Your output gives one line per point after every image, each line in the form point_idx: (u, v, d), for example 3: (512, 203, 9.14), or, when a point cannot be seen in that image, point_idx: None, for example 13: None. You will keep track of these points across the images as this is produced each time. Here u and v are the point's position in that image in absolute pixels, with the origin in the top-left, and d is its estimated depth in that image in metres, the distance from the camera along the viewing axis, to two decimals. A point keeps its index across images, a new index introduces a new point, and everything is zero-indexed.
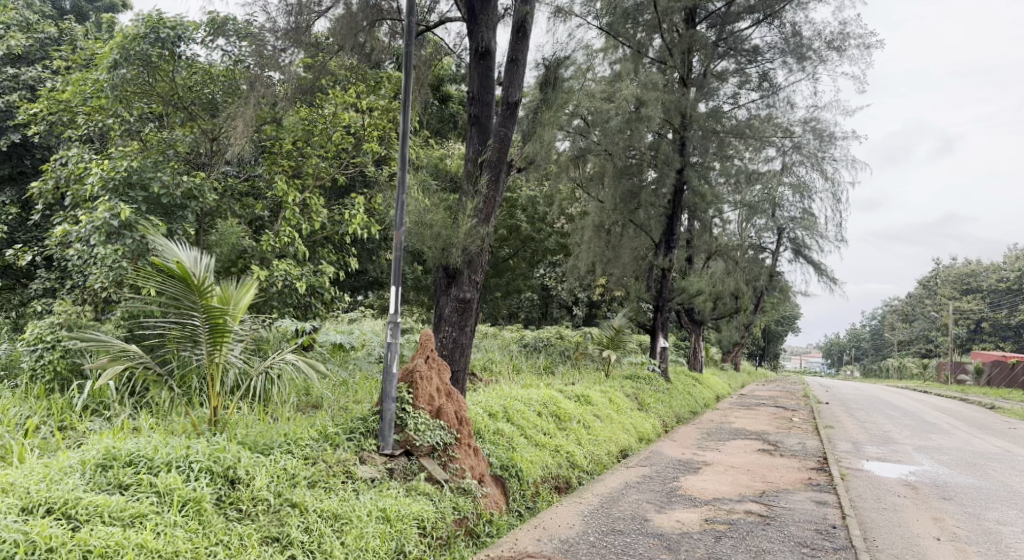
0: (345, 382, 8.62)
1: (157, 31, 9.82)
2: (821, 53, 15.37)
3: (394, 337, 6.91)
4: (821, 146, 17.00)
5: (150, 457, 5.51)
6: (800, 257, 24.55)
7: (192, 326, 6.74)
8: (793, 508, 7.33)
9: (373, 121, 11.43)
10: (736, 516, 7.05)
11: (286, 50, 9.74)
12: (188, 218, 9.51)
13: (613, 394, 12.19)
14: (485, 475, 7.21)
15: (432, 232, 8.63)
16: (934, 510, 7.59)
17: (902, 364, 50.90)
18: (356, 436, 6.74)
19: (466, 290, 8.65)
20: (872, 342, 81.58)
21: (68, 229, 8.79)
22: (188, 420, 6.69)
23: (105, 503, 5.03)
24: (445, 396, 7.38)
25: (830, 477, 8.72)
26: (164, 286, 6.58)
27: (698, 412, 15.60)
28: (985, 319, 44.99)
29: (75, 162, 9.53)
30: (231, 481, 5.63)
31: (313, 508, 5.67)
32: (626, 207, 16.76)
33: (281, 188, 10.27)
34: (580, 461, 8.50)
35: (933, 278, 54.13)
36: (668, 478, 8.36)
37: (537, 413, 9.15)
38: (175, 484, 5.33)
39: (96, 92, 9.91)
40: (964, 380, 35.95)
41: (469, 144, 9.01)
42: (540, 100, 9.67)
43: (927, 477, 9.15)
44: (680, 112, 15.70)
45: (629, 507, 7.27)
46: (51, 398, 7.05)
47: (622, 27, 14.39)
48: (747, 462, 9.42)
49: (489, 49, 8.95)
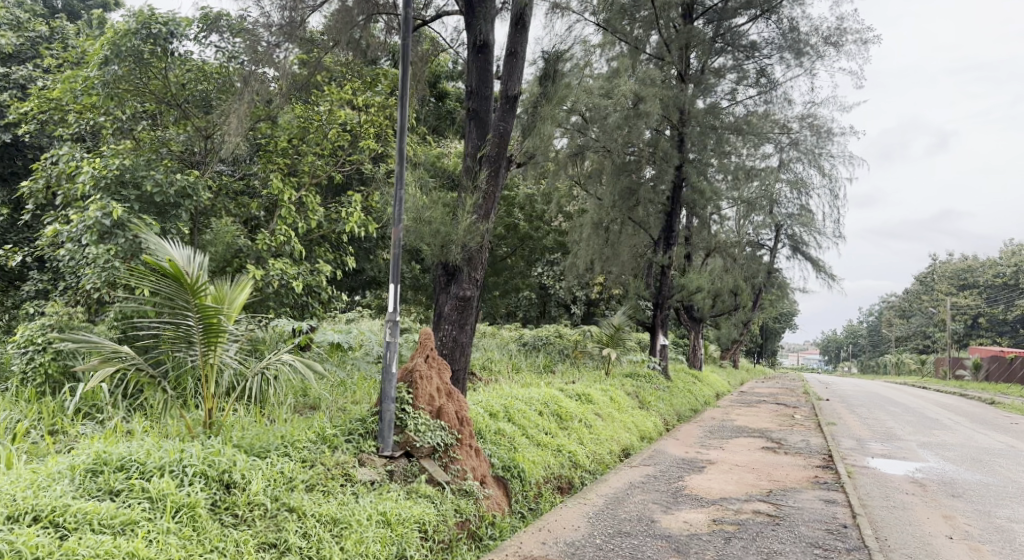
0: (344, 382, 8.47)
1: (149, 27, 9.59)
2: (818, 49, 15.20)
3: (393, 335, 6.77)
4: (819, 142, 16.96)
5: (142, 461, 5.37)
6: (798, 254, 24.43)
7: (186, 327, 6.58)
8: (802, 507, 7.19)
9: (370, 117, 11.24)
10: (744, 516, 6.91)
11: (281, 46, 9.55)
12: (182, 217, 9.33)
13: (614, 392, 12.06)
14: (487, 477, 7.05)
15: (430, 228, 8.47)
16: (944, 508, 7.46)
17: (900, 361, 50.78)
18: (355, 438, 6.59)
19: (466, 288, 8.50)
20: (869, 338, 81.60)
21: (58, 229, 8.60)
22: (183, 423, 6.54)
23: (94, 510, 4.87)
24: (445, 395, 7.25)
25: (837, 475, 8.59)
26: (158, 286, 6.40)
27: (699, 410, 15.45)
28: (982, 315, 44.75)
29: (66, 161, 9.35)
30: (227, 485, 5.48)
31: (311, 512, 5.52)
32: (624, 204, 16.71)
33: (277, 187, 10.11)
34: (582, 460, 8.35)
35: (930, 274, 54.03)
36: (672, 478, 8.21)
37: (538, 412, 9.01)
38: (168, 489, 5.17)
39: (87, 90, 9.72)
40: (964, 376, 35.82)
41: (468, 139, 8.88)
42: (539, 94, 9.53)
43: (934, 474, 9.02)
44: (679, 108, 15.51)
45: (635, 508, 7.13)
46: (42, 402, 6.89)
47: (619, 23, 14.22)
48: (752, 460, 9.29)
49: (487, 42, 8.80)
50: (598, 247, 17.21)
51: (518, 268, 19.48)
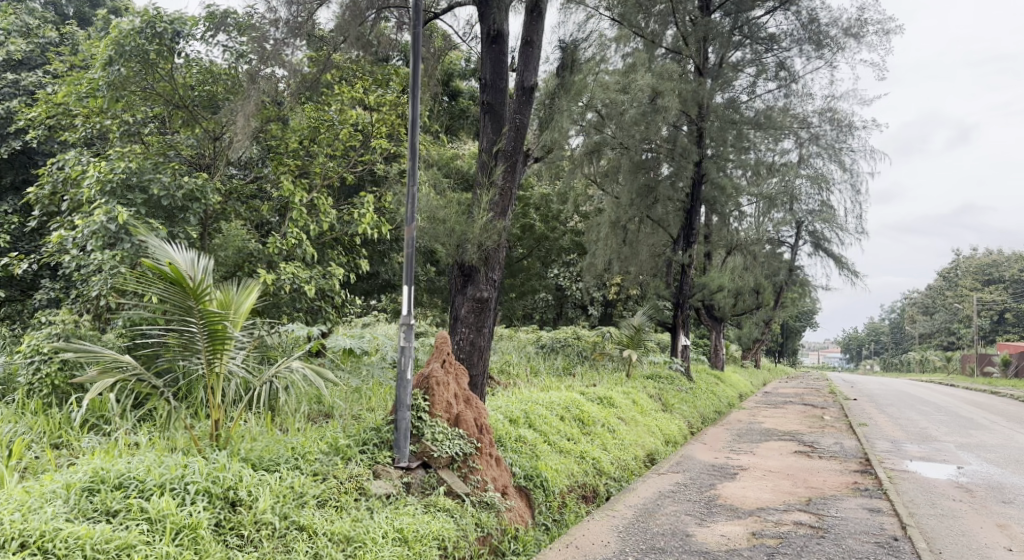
0: (358, 389, 8.12)
1: (154, 26, 9.31)
2: (838, 41, 14.72)
3: (408, 340, 6.42)
4: (839, 137, 16.67)
5: (141, 478, 5.07)
6: (820, 251, 23.88)
7: (189, 334, 6.27)
8: (846, 518, 6.77)
9: (382, 116, 10.88)
10: (785, 528, 6.52)
11: (289, 42, 9.28)
12: (190, 221, 9.02)
13: (636, 395, 11.65)
14: (508, 487, 6.71)
15: (445, 228, 8.08)
16: (997, 516, 7.04)
17: (925, 358, 49.81)
18: (369, 448, 6.27)
19: (483, 289, 8.15)
20: (892, 336, 80.44)
21: (63, 235, 8.30)
22: (189, 435, 6.21)
23: (87, 535, 4.56)
24: (464, 402, 6.94)
25: (877, 481, 8.16)
26: (160, 291, 6.12)
27: (724, 412, 15.00)
28: (1009, 310, 43.86)
29: (72, 165, 9.08)
30: (232, 503, 5.17)
31: (323, 531, 5.19)
32: (642, 203, 16.32)
33: (287, 188, 9.81)
34: (607, 468, 7.97)
35: (954, 270, 53.09)
36: (704, 487, 7.82)
37: (559, 417, 8.64)
38: (168, 509, 4.87)
39: (93, 92, 9.47)
40: (993, 373, 34.87)
41: (483, 134, 8.50)
42: (556, 85, 9.22)
43: (980, 479, 8.57)
44: (697, 103, 15.08)
45: (668, 520, 6.74)
46: (47, 414, 6.62)
47: (636, 17, 13.83)
48: (786, 466, 8.88)
49: (501, 32, 8.44)
50: (616, 246, 16.71)
51: (535, 269, 19.09)
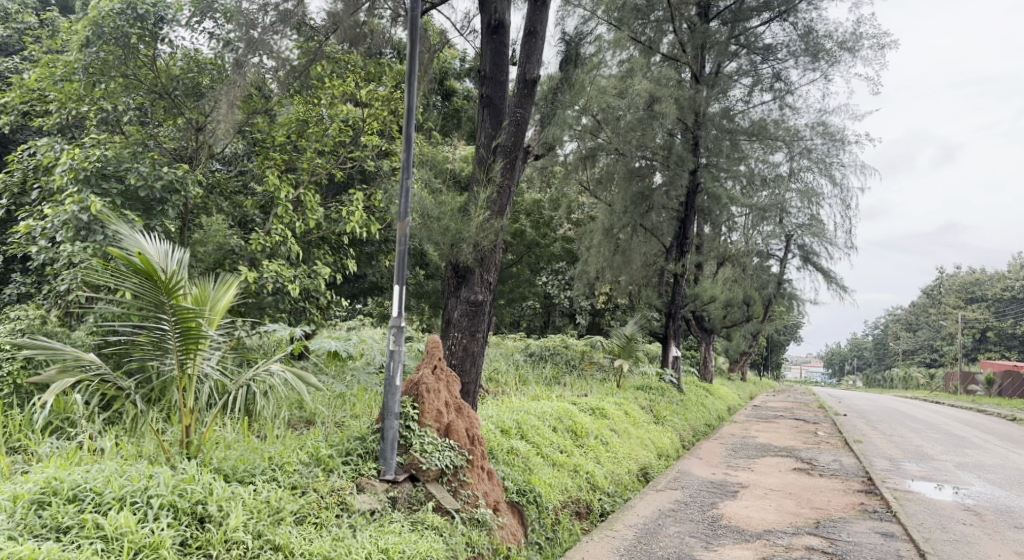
0: (342, 394, 7.67)
1: (136, 8, 8.86)
2: (833, 54, 14.37)
3: (398, 344, 6.00)
4: (831, 150, 16.30)
5: (99, 491, 4.63)
6: (809, 265, 23.66)
7: (161, 332, 5.83)
8: (859, 543, 6.41)
9: (373, 112, 10.54)
10: (797, 553, 6.14)
11: (277, 30, 8.71)
12: (169, 214, 8.53)
13: (628, 406, 11.26)
14: (500, 503, 6.28)
15: (439, 225, 7.62)
16: (1013, 542, 6.71)
17: (907, 374, 49.92)
18: (353, 459, 5.83)
19: (477, 292, 7.75)
20: (875, 352, 80.98)
21: (31, 224, 7.82)
22: (158, 441, 5.74)
23: (31, 555, 4.11)
24: (455, 410, 6.51)
25: (884, 502, 7.81)
26: (127, 284, 5.64)
27: (716, 425, 14.68)
28: (991, 328, 44.01)
29: (44, 152, 8.58)
30: (200, 520, 4.73)
31: (299, 551, 4.77)
32: (637, 210, 15.94)
33: (273, 183, 9.36)
34: (601, 482, 7.56)
35: (937, 287, 53.35)
36: (706, 505, 7.44)
37: (551, 429, 8.23)
38: (127, 527, 4.42)
39: (68, 76, 8.90)
40: (974, 391, 35.00)
41: (481, 128, 8.12)
42: (559, 80, 8.86)
43: (987, 501, 8.26)
44: (693, 110, 14.64)
45: (671, 543, 6.35)
46: (7, 415, 6.14)
47: (633, 22, 13.60)
48: (787, 485, 8.50)
49: (503, 22, 8.01)
50: (608, 254, 16.30)
51: (524, 276, 18.68)
